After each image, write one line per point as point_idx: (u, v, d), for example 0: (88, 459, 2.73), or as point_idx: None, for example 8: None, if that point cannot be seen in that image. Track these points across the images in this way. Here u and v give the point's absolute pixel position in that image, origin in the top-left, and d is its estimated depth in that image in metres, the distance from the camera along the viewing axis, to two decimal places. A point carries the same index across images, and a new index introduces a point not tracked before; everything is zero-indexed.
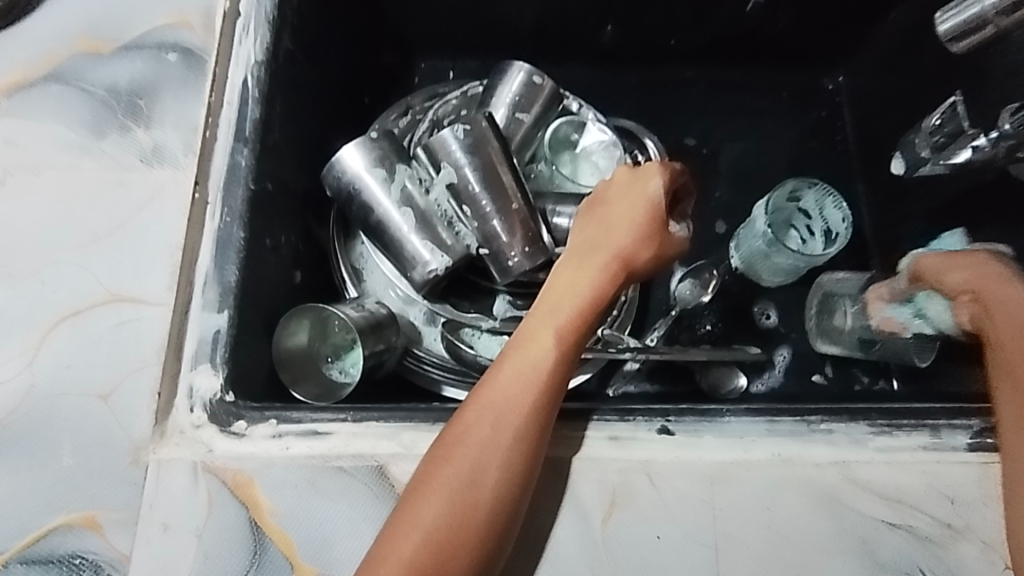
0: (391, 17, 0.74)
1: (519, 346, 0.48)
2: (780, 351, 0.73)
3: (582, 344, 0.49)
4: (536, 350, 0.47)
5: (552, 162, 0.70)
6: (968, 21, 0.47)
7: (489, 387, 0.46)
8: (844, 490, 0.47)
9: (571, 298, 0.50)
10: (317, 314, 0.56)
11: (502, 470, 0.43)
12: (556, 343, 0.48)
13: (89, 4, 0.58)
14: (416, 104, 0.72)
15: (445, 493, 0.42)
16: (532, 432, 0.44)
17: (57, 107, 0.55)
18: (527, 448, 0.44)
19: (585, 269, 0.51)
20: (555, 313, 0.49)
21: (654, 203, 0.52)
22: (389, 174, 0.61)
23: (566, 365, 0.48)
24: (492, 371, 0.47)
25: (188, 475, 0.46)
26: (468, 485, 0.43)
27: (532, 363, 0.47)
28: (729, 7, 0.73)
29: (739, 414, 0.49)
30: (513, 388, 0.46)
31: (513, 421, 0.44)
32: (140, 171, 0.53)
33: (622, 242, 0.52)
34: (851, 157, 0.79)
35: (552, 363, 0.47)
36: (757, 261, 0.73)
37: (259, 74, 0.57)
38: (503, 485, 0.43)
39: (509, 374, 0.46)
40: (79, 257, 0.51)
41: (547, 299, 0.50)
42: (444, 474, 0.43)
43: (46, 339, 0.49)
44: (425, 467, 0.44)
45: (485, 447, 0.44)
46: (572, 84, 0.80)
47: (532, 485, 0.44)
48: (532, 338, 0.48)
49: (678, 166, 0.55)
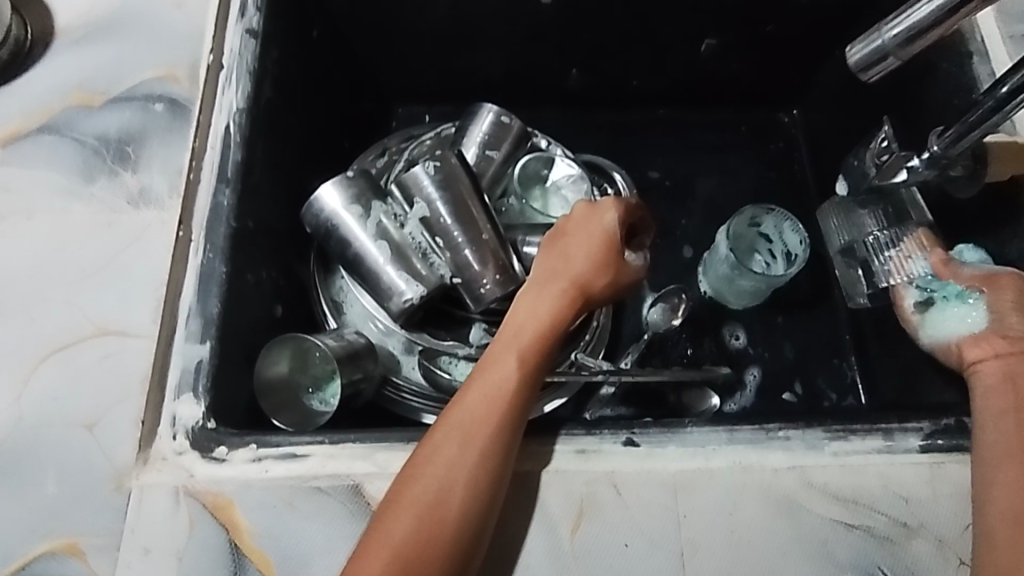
0: (368, 68, 0.79)
1: (483, 371, 0.50)
2: (750, 371, 0.74)
3: (544, 367, 0.52)
4: (500, 373, 0.50)
5: (522, 197, 0.74)
6: (876, 52, 0.44)
7: (456, 410, 0.48)
8: (800, 494, 0.49)
9: (534, 323, 0.53)
10: (298, 343, 0.58)
11: (469, 486, 0.45)
12: (520, 366, 0.50)
13: (82, 61, 0.62)
14: (392, 146, 0.76)
15: (414, 509, 0.44)
16: (497, 450, 0.47)
17: (50, 155, 0.59)
18: (493, 465, 0.46)
19: (547, 297, 0.54)
20: (518, 338, 0.52)
21: (610, 235, 0.56)
22: (365, 210, 0.64)
23: (528, 387, 0.50)
24: (458, 395, 0.49)
25: (170, 499, 0.47)
26: (437, 501, 0.44)
27: (496, 385, 0.49)
28: (685, 50, 0.78)
29: (700, 424, 0.51)
30: (478, 409, 0.48)
31: (479, 441, 0.46)
32: (128, 214, 0.57)
33: (581, 271, 0.55)
34: (809, 185, 0.83)
35: (516, 384, 0.50)
36: (723, 286, 0.76)
37: (241, 120, 0.60)
38: (469, 501, 0.45)
39: (474, 397, 0.49)
40: (69, 295, 0.54)
41: (510, 325, 0.53)
42: (413, 491, 0.45)
43: (36, 374, 0.52)
44: (395, 486, 0.46)
45: (452, 465, 0.46)
46: (541, 125, 0.85)
47: (499, 500, 0.46)
48: (495, 362, 0.51)
49: (632, 201, 0.59)
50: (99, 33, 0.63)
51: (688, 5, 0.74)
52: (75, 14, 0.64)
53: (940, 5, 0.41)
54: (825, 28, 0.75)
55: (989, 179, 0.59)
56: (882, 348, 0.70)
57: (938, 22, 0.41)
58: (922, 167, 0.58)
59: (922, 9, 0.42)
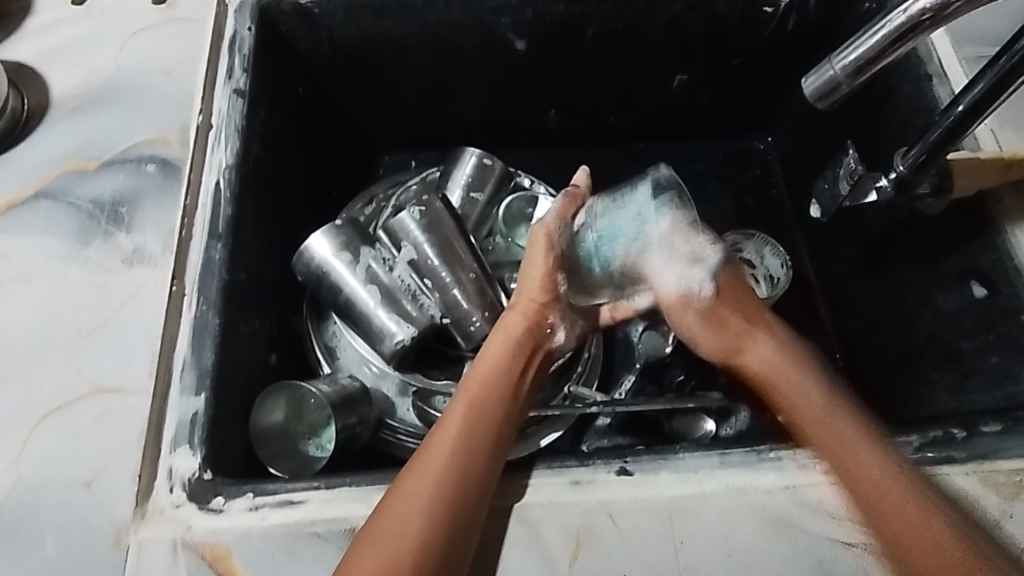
0: (353, 120, 0.82)
1: (450, 411, 0.54)
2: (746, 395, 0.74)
3: (504, 409, 0.55)
4: (467, 406, 0.53)
5: (507, 236, 0.76)
6: (828, 83, 0.47)
7: (426, 443, 0.51)
8: (795, 514, 0.49)
9: (495, 356, 0.57)
10: (294, 392, 0.59)
11: (426, 518, 0.46)
12: (482, 409, 0.53)
13: (76, 129, 0.65)
14: (379, 193, 0.78)
15: (382, 543, 0.45)
16: (461, 480, 0.48)
17: (46, 220, 0.61)
18: (456, 495, 0.47)
19: (504, 330, 0.59)
20: (480, 380, 0.56)
21: (550, 226, 0.59)
22: (355, 257, 0.65)
23: (495, 419, 0.53)
24: (429, 435, 0.52)
25: (168, 553, 0.48)
26: (396, 533, 0.46)
27: (461, 416, 0.53)
28: (657, 86, 0.81)
29: (691, 449, 0.52)
30: (442, 447, 0.50)
31: (437, 474, 0.49)
32: (122, 272, 0.58)
33: (534, 296, 0.59)
34: (788, 210, 0.85)
35: (478, 425, 0.52)
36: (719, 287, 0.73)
37: (230, 176, 0.62)
38: (428, 529, 0.46)
39: (440, 434, 0.51)
40: (67, 355, 0.55)
41: (476, 368, 0.57)
42: (381, 527, 0.46)
43: (33, 434, 0.52)
44: (368, 521, 0.47)
45: (416, 496, 0.47)
46: (523, 165, 0.88)
47: (462, 539, 0.46)
48: (462, 396, 0.54)
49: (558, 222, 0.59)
50: (92, 103, 0.66)
51: (657, 45, 0.77)
52: (69, 86, 0.67)
53: (885, 35, 0.43)
54: (789, 60, 0.78)
55: (956, 193, 0.60)
56: (876, 359, 0.71)
57: (884, 52, 0.44)
58: (891, 189, 0.60)
59: (868, 40, 0.44)
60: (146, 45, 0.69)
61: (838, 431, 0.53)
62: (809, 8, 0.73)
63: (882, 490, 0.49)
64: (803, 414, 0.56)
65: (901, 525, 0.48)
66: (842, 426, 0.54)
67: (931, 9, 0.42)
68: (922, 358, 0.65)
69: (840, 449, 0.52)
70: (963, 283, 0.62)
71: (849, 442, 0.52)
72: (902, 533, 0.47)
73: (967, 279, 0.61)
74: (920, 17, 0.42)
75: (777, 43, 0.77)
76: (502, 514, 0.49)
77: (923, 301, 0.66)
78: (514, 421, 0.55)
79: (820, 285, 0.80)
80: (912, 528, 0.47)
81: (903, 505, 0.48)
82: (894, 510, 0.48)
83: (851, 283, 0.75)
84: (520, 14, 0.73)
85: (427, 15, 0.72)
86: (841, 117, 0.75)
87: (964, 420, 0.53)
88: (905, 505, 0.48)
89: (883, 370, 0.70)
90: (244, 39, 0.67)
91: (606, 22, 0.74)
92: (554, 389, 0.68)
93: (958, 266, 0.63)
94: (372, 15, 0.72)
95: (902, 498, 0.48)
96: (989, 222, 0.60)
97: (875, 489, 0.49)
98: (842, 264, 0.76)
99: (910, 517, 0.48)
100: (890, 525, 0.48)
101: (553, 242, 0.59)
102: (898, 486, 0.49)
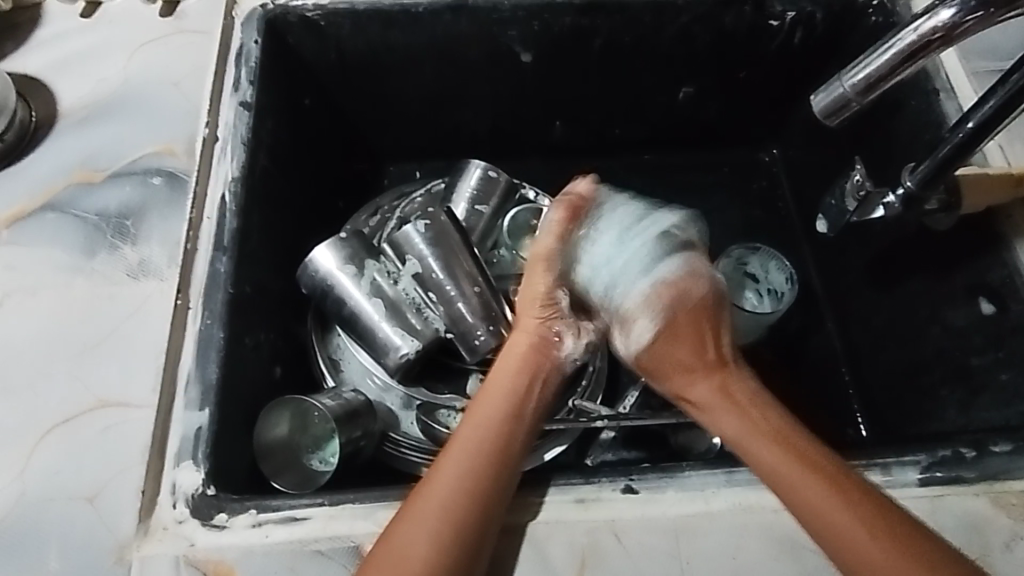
0: (359, 131, 0.82)
1: (461, 431, 0.53)
2: None
3: (516, 431, 0.54)
4: (475, 427, 0.53)
5: (513, 248, 0.75)
6: (837, 101, 0.46)
7: (433, 465, 0.51)
8: (803, 534, 0.49)
9: (504, 378, 0.56)
10: (298, 404, 0.59)
11: (433, 539, 0.46)
12: (491, 431, 0.53)
13: (83, 140, 0.65)
14: (384, 205, 0.78)
15: (389, 564, 0.45)
16: (470, 501, 0.48)
17: (53, 232, 0.61)
18: (465, 516, 0.47)
19: (512, 350, 0.58)
20: (491, 403, 0.55)
21: (546, 247, 0.60)
22: (359, 269, 0.65)
23: (503, 438, 0.53)
24: (440, 457, 0.52)
25: (171, 569, 0.47)
26: (404, 556, 0.45)
27: (471, 439, 0.52)
28: (662, 98, 0.81)
29: (697, 467, 0.51)
30: (453, 470, 0.50)
31: (445, 497, 0.48)
32: (128, 285, 0.58)
33: (534, 315, 0.59)
34: (795, 222, 0.85)
35: (486, 447, 0.52)
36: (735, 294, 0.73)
37: (236, 190, 0.62)
38: (438, 552, 0.46)
39: (449, 458, 0.51)
40: (72, 367, 0.55)
41: (488, 389, 0.56)
42: (388, 549, 0.46)
43: (37, 448, 0.52)
44: (374, 542, 0.47)
45: (424, 519, 0.47)
46: (528, 175, 0.88)
47: (469, 560, 0.46)
48: (470, 418, 0.54)
49: (575, 198, 0.61)
50: (99, 114, 0.66)
51: (664, 57, 0.77)
52: (77, 97, 0.67)
53: (896, 51, 0.43)
54: (796, 73, 0.78)
55: (964, 210, 0.60)
56: (888, 373, 0.71)
57: (894, 69, 0.44)
58: (898, 205, 0.60)
59: (876, 58, 0.44)
60: (153, 56, 0.69)
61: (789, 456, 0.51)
62: (817, 21, 0.73)
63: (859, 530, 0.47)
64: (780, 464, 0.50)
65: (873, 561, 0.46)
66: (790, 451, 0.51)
67: (942, 28, 0.42)
68: (931, 374, 0.65)
69: (796, 477, 0.49)
70: (972, 299, 0.61)
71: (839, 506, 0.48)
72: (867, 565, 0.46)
73: (976, 295, 0.61)
74: (931, 36, 0.42)
75: (784, 56, 0.77)
76: (508, 532, 0.49)
77: (931, 316, 0.65)
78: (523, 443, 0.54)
79: (827, 298, 0.80)
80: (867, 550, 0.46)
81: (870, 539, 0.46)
82: (850, 532, 0.46)
83: (858, 295, 0.75)
84: (527, 26, 0.72)
85: (434, 27, 0.72)
86: (848, 129, 0.75)
87: (973, 439, 0.52)
88: (862, 527, 0.46)
89: (893, 384, 0.70)
90: (251, 51, 0.67)
91: (613, 34, 0.74)
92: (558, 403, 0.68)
93: (967, 281, 0.62)
94: (379, 27, 0.72)
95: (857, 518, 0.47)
96: (999, 239, 0.60)
97: (832, 517, 0.47)
98: (849, 276, 0.76)
99: (879, 547, 0.46)
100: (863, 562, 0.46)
101: (551, 261, 0.60)
102: (858, 510, 0.47)
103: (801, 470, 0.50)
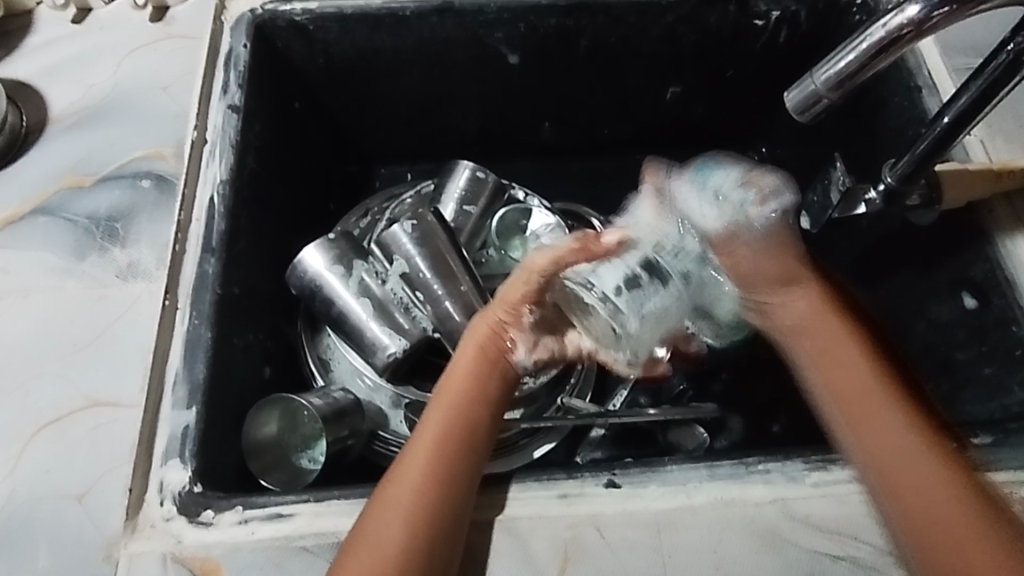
0: (349, 134, 0.83)
1: (427, 423, 0.53)
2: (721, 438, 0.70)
3: (482, 419, 0.55)
4: (438, 418, 0.54)
5: (501, 248, 0.76)
6: (809, 98, 0.47)
7: (399, 459, 0.52)
8: (785, 527, 0.49)
9: (464, 371, 0.56)
10: (286, 404, 0.60)
11: (406, 530, 0.47)
12: (454, 421, 0.53)
13: (74, 146, 0.66)
14: (375, 206, 0.79)
15: (364, 553, 0.46)
16: (438, 489, 0.48)
17: (44, 235, 0.62)
18: (434, 502, 0.48)
19: (472, 343, 0.58)
20: (455, 394, 0.55)
21: (542, 268, 0.55)
22: (348, 269, 0.66)
23: (468, 426, 0.54)
24: (406, 450, 0.52)
25: (158, 566, 0.48)
26: (378, 544, 0.46)
27: (436, 430, 0.53)
28: (651, 97, 0.82)
29: (679, 462, 0.52)
30: (421, 461, 0.50)
31: (415, 486, 0.49)
32: (117, 286, 0.59)
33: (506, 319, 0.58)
34: None
35: (452, 438, 0.52)
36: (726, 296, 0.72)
37: (224, 192, 0.62)
38: (410, 538, 0.46)
39: (417, 450, 0.51)
40: (62, 368, 0.56)
41: (450, 381, 0.56)
42: (368, 540, 0.46)
43: (28, 447, 0.53)
44: (351, 533, 0.47)
45: (395, 504, 0.48)
46: (518, 176, 0.88)
47: (443, 545, 0.46)
48: (434, 410, 0.54)
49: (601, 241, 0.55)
50: (89, 119, 0.67)
51: (651, 57, 0.77)
52: (67, 102, 0.68)
53: (864, 49, 0.44)
54: (782, 71, 0.79)
55: (945, 206, 0.60)
56: None
57: (863, 66, 0.45)
58: (881, 201, 0.60)
59: (846, 55, 0.45)
60: (143, 61, 0.70)
61: (892, 413, 0.53)
62: (801, 19, 0.74)
63: (925, 481, 0.49)
64: (846, 411, 0.54)
65: (937, 511, 0.48)
66: (903, 406, 0.54)
67: (910, 24, 0.43)
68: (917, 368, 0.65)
69: (872, 433, 0.52)
70: (955, 295, 0.62)
71: (906, 451, 0.51)
72: (933, 513, 0.48)
73: (959, 289, 0.62)
74: (899, 32, 0.43)
75: (769, 55, 0.77)
76: (492, 528, 0.49)
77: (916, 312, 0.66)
78: (488, 433, 0.55)
79: None
80: (947, 511, 0.48)
81: (935, 489, 0.49)
82: (928, 492, 0.49)
83: None
84: (513, 28, 0.73)
85: (421, 29, 0.73)
86: (833, 126, 0.75)
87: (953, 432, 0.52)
88: (935, 483, 0.49)
89: None
90: (239, 54, 0.68)
91: (598, 35, 0.75)
92: (547, 401, 0.68)
93: (953, 275, 0.62)
94: (367, 30, 0.72)
95: (938, 482, 0.49)
96: (982, 233, 0.60)
97: (915, 476, 0.49)
98: None
99: (942, 497, 0.48)
100: (926, 512, 0.48)
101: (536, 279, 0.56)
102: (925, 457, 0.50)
103: (902, 428, 0.52)
